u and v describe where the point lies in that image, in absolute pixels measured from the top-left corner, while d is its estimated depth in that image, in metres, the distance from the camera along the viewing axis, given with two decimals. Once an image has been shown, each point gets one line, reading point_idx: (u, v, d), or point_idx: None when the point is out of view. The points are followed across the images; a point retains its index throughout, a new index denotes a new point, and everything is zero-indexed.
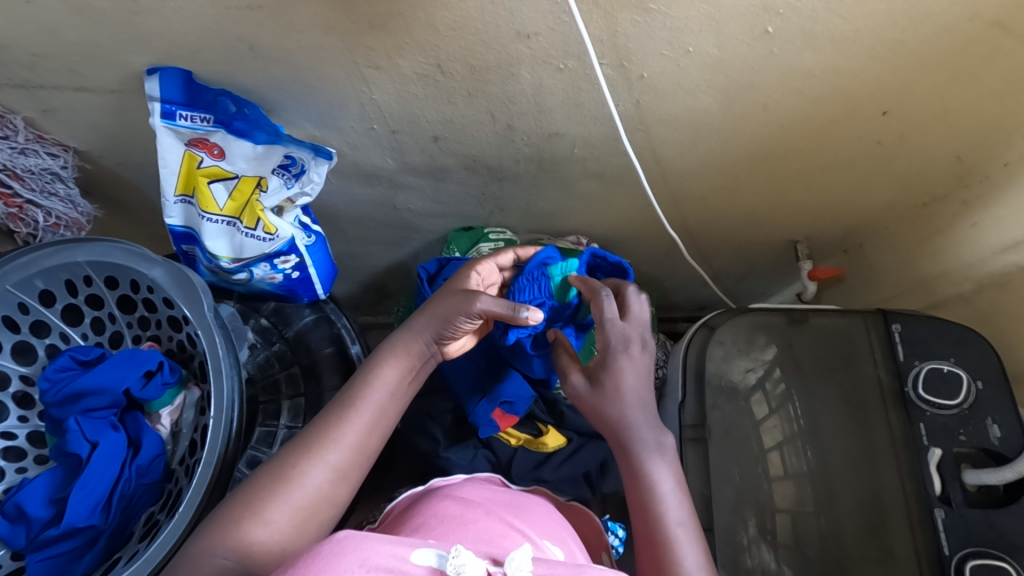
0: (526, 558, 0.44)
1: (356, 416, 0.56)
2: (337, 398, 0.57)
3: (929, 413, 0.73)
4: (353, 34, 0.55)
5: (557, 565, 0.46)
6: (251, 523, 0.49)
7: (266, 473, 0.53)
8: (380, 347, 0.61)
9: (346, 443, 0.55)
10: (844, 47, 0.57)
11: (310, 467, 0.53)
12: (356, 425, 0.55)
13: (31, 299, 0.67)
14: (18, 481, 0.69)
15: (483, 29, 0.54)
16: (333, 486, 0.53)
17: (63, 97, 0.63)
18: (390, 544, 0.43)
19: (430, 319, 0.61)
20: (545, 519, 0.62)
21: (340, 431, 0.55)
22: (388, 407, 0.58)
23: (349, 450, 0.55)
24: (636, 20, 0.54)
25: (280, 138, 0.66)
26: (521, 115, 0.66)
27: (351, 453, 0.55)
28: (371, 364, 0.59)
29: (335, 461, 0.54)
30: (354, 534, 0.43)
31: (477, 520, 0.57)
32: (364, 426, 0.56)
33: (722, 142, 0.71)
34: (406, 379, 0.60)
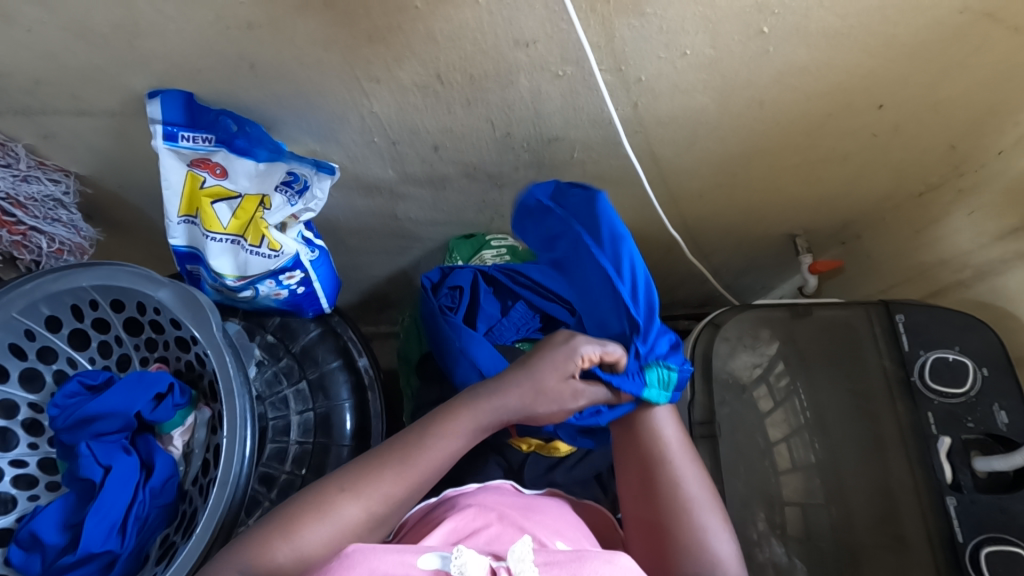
0: (527, 549, 0.46)
1: (408, 471, 0.56)
2: (399, 441, 0.58)
3: (936, 402, 0.74)
4: (353, 49, 0.55)
5: (558, 552, 0.49)
6: (279, 541, 0.51)
7: (306, 500, 0.54)
8: (450, 401, 0.61)
9: (392, 495, 0.55)
10: (839, 43, 0.58)
11: (347, 504, 0.53)
12: (408, 480, 0.56)
13: (38, 325, 0.67)
14: (30, 509, 0.68)
15: (481, 38, 0.55)
16: (366, 531, 0.54)
17: (64, 122, 0.63)
18: (396, 553, 0.46)
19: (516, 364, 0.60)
20: (558, 521, 0.62)
21: (392, 482, 0.55)
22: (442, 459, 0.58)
23: (395, 502, 0.55)
24: (633, 24, 0.54)
25: (282, 155, 0.66)
26: (520, 121, 0.67)
27: (393, 504, 0.55)
28: (441, 418, 0.59)
29: (377, 510, 0.54)
30: (362, 548, 0.46)
31: (488, 526, 0.57)
32: (410, 484, 0.56)
33: (719, 139, 0.72)
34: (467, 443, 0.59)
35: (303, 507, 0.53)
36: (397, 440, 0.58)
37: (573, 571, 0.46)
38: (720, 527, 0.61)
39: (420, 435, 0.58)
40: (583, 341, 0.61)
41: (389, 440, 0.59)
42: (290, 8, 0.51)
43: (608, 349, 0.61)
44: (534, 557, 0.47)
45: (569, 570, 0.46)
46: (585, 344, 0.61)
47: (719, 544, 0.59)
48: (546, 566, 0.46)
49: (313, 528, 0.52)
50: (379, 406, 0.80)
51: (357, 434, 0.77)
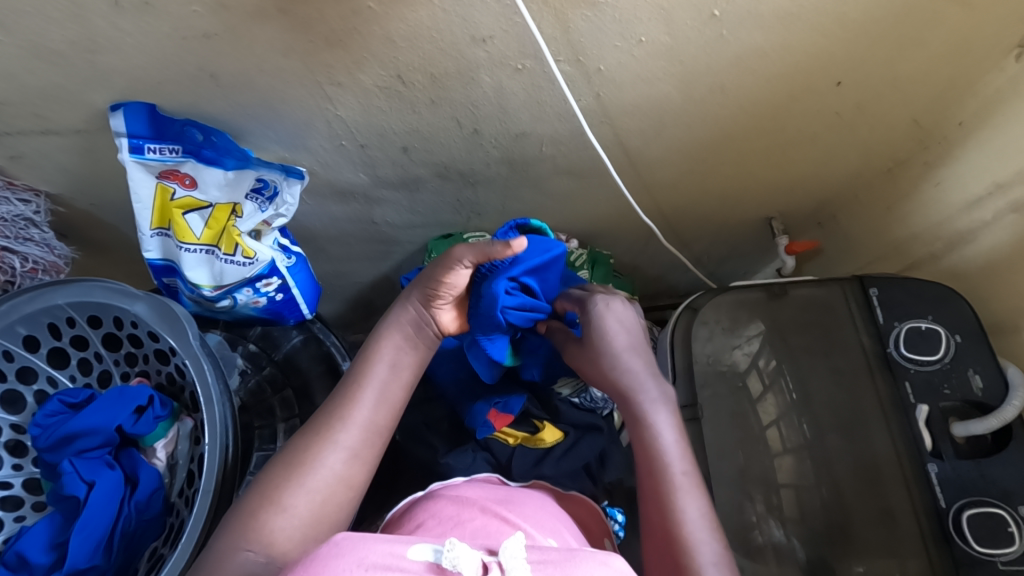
0: (521, 546, 0.45)
1: (361, 397, 0.60)
2: (343, 381, 0.61)
3: (913, 371, 0.75)
4: (312, 53, 0.56)
5: (550, 549, 0.47)
6: (269, 512, 0.52)
7: (277, 468, 0.55)
8: (375, 332, 0.66)
9: (356, 422, 0.58)
10: (791, 24, 0.59)
11: (328, 452, 0.56)
12: (365, 404, 0.60)
13: (15, 346, 0.67)
14: (17, 530, 0.68)
15: (439, 36, 0.55)
16: (348, 470, 0.56)
17: (30, 142, 0.63)
18: (385, 542, 0.45)
19: (417, 287, 0.67)
20: (539, 512, 0.62)
21: (352, 413, 0.59)
22: (392, 386, 0.62)
23: (369, 438, 0.59)
24: (587, 15, 0.55)
25: (250, 163, 0.67)
26: (487, 118, 0.68)
27: (362, 433, 0.58)
28: (367, 349, 0.64)
29: (346, 441, 0.57)
30: (351, 535, 0.44)
31: (472, 519, 0.57)
32: (371, 407, 0.60)
33: (687, 126, 0.73)
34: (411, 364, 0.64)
35: (287, 473, 0.55)
36: (339, 383, 0.62)
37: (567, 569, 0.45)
38: (690, 493, 0.60)
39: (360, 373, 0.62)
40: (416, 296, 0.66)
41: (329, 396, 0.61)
42: (245, 15, 0.51)
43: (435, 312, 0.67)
44: (527, 554, 0.46)
45: (562, 569, 0.45)
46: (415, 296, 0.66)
47: (690, 512, 0.58)
48: (539, 563, 0.45)
49: (298, 490, 0.54)
50: None
51: None
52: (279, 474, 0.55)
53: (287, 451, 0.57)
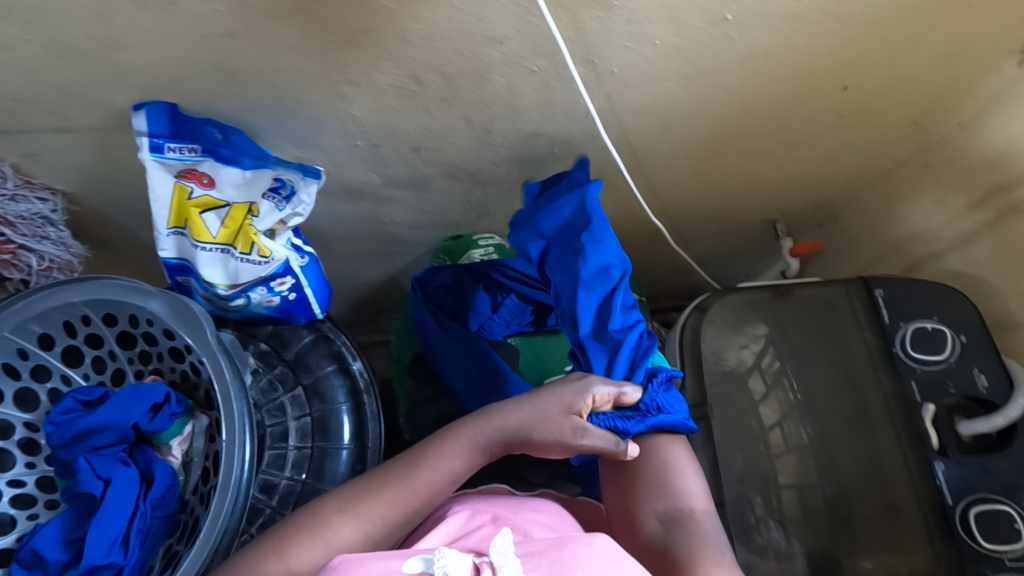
0: (508, 542, 0.47)
1: (404, 492, 0.56)
2: (399, 462, 0.58)
3: (918, 370, 0.76)
4: (329, 53, 0.57)
5: (540, 542, 0.50)
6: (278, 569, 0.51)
7: (295, 526, 0.55)
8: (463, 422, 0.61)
9: (388, 517, 0.55)
10: (798, 26, 0.60)
11: (341, 526, 0.54)
12: (406, 501, 0.56)
13: (30, 343, 0.68)
14: (30, 528, 0.68)
15: (454, 36, 0.56)
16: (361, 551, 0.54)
17: (46, 140, 0.64)
18: (382, 559, 0.47)
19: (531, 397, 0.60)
20: (546, 518, 0.61)
21: (387, 502, 0.56)
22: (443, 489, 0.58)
23: (391, 527, 0.55)
24: (599, 16, 0.56)
25: (267, 161, 0.68)
26: (498, 118, 0.69)
27: (387, 526, 0.55)
28: (446, 435, 0.60)
29: (370, 530, 0.55)
30: (347, 558, 0.48)
31: (476, 528, 0.57)
32: (407, 510, 0.56)
33: (695, 125, 0.74)
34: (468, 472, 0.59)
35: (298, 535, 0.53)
36: (404, 458, 0.59)
37: (555, 559, 0.47)
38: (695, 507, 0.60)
39: (418, 459, 0.58)
40: (596, 380, 0.61)
41: (388, 463, 0.59)
42: (266, 15, 0.52)
43: (624, 391, 0.61)
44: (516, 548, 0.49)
45: (552, 560, 0.47)
46: (600, 383, 0.60)
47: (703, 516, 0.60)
48: (528, 556, 0.48)
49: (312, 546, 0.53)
50: (375, 407, 0.80)
51: (354, 435, 0.78)
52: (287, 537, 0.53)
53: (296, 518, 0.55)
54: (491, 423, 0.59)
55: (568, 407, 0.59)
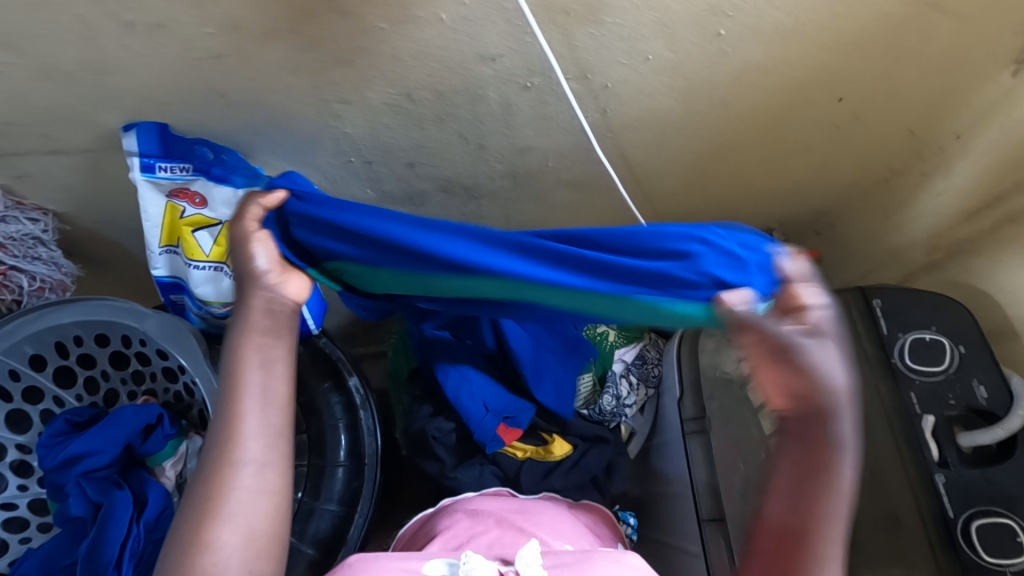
0: (534, 553, 0.49)
1: (246, 406, 0.55)
2: (225, 388, 0.56)
3: (917, 381, 0.75)
4: (322, 73, 0.56)
5: (564, 554, 0.52)
6: (204, 553, 0.50)
7: (194, 502, 0.52)
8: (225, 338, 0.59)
9: (248, 435, 0.54)
10: (792, 40, 0.60)
11: (235, 475, 0.53)
12: (256, 414, 0.55)
13: (21, 364, 0.67)
14: (22, 552, 0.68)
15: (447, 55, 0.56)
16: (264, 481, 0.54)
17: (38, 162, 0.63)
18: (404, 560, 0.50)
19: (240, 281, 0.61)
20: (553, 520, 0.64)
21: (243, 426, 0.54)
22: (273, 385, 0.57)
23: (268, 441, 0.55)
24: (593, 33, 0.56)
25: (260, 179, 0.65)
26: (493, 134, 0.68)
27: (263, 441, 0.55)
28: (230, 346, 0.58)
29: (248, 456, 0.54)
30: (364, 558, 0.50)
31: (487, 531, 0.59)
32: (261, 417, 0.56)
33: (691, 136, 0.73)
34: (279, 352, 0.59)
35: (200, 518, 0.51)
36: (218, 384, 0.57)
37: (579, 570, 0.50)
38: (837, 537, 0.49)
39: (230, 375, 0.56)
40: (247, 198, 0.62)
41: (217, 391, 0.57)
42: (256, 37, 0.52)
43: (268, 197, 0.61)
44: (543, 560, 0.51)
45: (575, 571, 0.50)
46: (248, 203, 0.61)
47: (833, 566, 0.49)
48: (555, 567, 0.50)
49: (231, 523, 0.51)
50: (371, 421, 0.81)
51: (352, 454, 0.78)
52: (189, 526, 0.51)
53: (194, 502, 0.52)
54: (240, 328, 0.58)
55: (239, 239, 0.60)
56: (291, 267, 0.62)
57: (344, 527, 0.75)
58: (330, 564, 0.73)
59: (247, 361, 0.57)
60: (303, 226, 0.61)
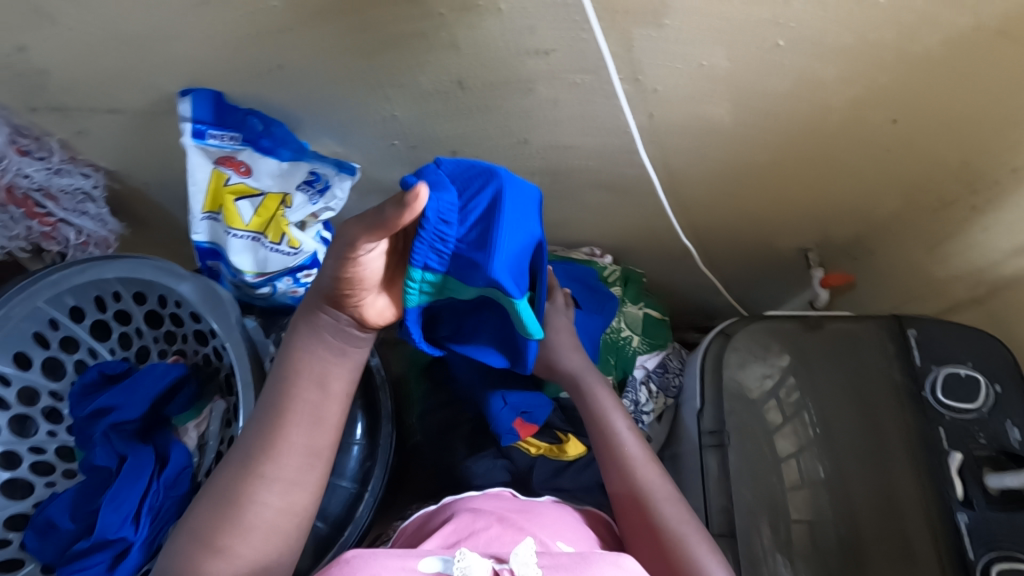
0: (530, 552, 0.48)
1: (292, 419, 0.55)
2: (277, 395, 0.55)
3: (948, 417, 0.73)
4: (378, 55, 0.57)
5: (562, 556, 0.50)
6: (214, 560, 0.50)
7: (217, 505, 0.52)
8: (287, 337, 0.58)
9: (287, 450, 0.54)
10: (853, 58, 0.59)
11: (262, 490, 0.52)
12: (300, 427, 0.55)
13: (61, 315, 0.69)
14: (47, 495, 0.70)
15: (503, 46, 0.56)
16: (294, 500, 0.54)
17: (95, 119, 0.65)
18: (398, 558, 0.49)
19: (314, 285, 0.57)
20: (557, 522, 0.63)
21: (285, 440, 0.54)
22: (321, 404, 0.56)
23: (304, 459, 0.55)
24: (651, 35, 0.55)
25: (305, 155, 0.67)
26: (537, 128, 0.68)
27: (300, 458, 0.55)
28: (290, 351, 0.57)
29: (280, 473, 0.53)
30: (362, 553, 0.49)
31: (487, 528, 0.58)
32: (306, 431, 0.55)
33: (736, 147, 0.72)
34: (335, 368, 0.57)
35: (223, 524, 0.51)
36: (268, 388, 0.56)
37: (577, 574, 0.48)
38: (670, 511, 0.64)
39: (284, 382, 0.56)
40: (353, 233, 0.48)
41: (268, 394, 0.56)
42: (319, 12, 0.52)
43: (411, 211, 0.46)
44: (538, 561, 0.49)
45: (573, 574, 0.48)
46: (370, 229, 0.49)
47: (668, 510, 0.64)
48: (550, 570, 0.48)
49: (249, 536, 0.51)
50: (389, 406, 0.82)
51: (368, 432, 0.80)
52: (205, 526, 0.51)
53: (215, 502, 0.52)
54: (314, 334, 0.56)
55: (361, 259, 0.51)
56: (394, 284, 0.56)
57: (354, 505, 0.77)
58: (338, 539, 0.74)
59: (302, 374, 0.56)
60: (449, 202, 0.52)
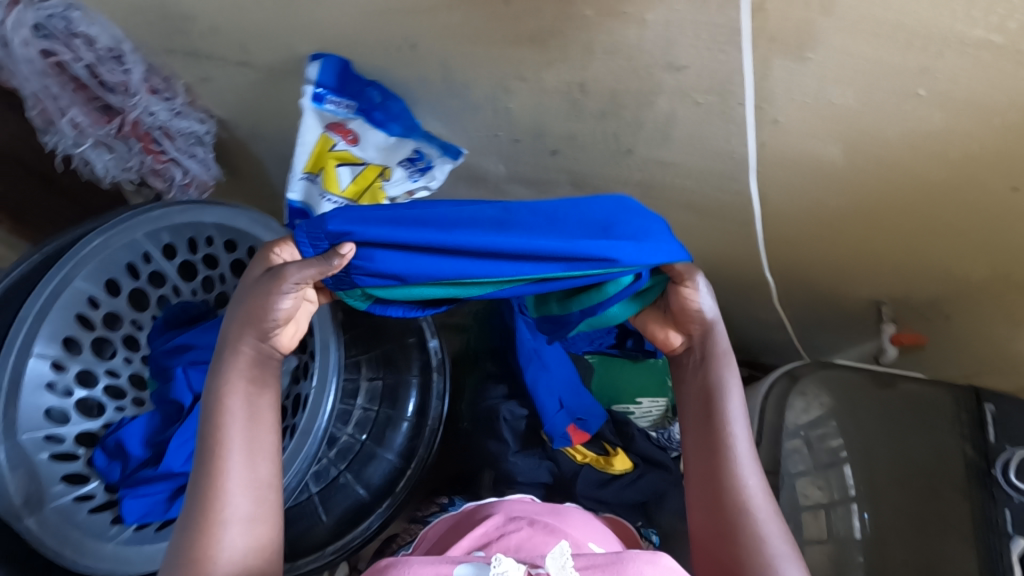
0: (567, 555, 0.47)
1: (229, 456, 0.52)
2: (210, 442, 0.53)
3: (1017, 501, 0.69)
4: (512, 47, 0.57)
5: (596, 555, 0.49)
6: None
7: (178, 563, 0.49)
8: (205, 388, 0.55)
9: (234, 486, 0.51)
10: (993, 120, 0.57)
11: (222, 534, 0.49)
12: (240, 459, 0.52)
13: (155, 250, 0.72)
14: (117, 419, 0.73)
15: (637, 56, 0.56)
16: (260, 529, 0.51)
17: (223, 69, 0.67)
18: (429, 565, 0.47)
19: (239, 321, 0.56)
20: (587, 528, 0.62)
21: (229, 477, 0.51)
22: (258, 434, 0.54)
23: (257, 489, 0.52)
24: (791, 66, 0.54)
25: (414, 132, 0.68)
26: (644, 141, 0.68)
27: (249, 489, 0.52)
28: (211, 398, 0.54)
29: (234, 510, 0.50)
30: (395, 562, 0.48)
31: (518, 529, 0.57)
32: (248, 464, 0.52)
33: (841, 189, 0.70)
34: (260, 397, 0.56)
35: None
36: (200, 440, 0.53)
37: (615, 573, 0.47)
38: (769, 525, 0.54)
39: (214, 427, 0.53)
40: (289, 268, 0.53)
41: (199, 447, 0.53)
42: None
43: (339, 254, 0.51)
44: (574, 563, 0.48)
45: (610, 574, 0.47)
46: (291, 268, 0.53)
47: (775, 544, 0.53)
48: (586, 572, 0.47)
49: None
50: (441, 387, 0.82)
51: (418, 411, 0.81)
52: None
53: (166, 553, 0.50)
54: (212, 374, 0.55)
55: (277, 292, 0.54)
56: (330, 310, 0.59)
57: (394, 479, 0.79)
58: (374, 508, 0.78)
59: (231, 413, 0.53)
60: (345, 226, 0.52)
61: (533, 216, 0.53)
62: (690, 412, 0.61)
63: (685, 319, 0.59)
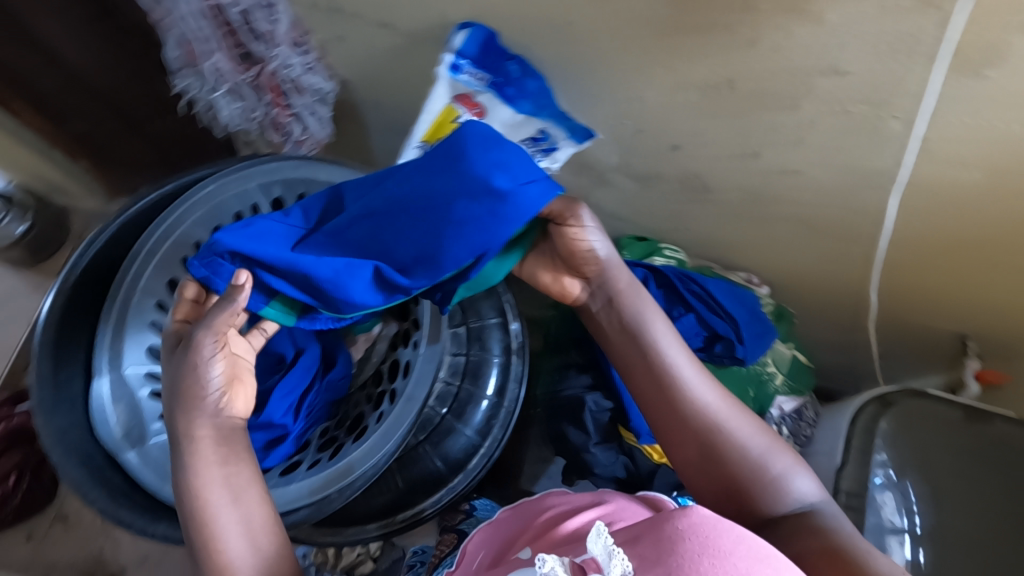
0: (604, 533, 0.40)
1: (213, 513, 0.53)
2: (190, 513, 0.54)
3: None
4: (671, 35, 0.57)
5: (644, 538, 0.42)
6: None
7: None
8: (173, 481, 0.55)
9: (228, 534, 0.53)
10: None
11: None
12: (224, 509, 0.53)
13: (263, 203, 0.72)
14: None
15: (800, 56, 0.55)
16: (273, 553, 0.53)
17: (362, 30, 0.67)
18: None
19: (181, 412, 0.55)
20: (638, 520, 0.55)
21: (221, 527, 0.53)
22: (238, 480, 0.55)
23: (252, 526, 0.54)
24: (963, 82, 0.52)
25: (543, 112, 0.68)
26: (772, 145, 0.66)
27: (242, 528, 0.53)
28: (180, 483, 0.54)
29: (239, 552, 0.52)
30: None
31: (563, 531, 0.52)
32: (235, 507, 0.54)
33: (976, 225, 0.66)
34: (232, 457, 0.56)
35: None
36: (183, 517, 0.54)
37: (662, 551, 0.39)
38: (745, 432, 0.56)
39: (191, 502, 0.54)
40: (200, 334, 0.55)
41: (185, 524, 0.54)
42: None
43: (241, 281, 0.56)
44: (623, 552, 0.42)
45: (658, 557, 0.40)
46: (201, 334, 0.54)
47: (778, 460, 0.55)
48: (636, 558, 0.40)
49: None
50: (520, 369, 0.82)
51: (498, 390, 0.80)
52: None
53: None
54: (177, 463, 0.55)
55: (203, 362, 0.55)
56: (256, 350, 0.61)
57: (471, 454, 0.79)
58: (449, 482, 0.78)
59: (203, 484, 0.54)
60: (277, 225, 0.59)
61: (400, 189, 0.56)
62: (640, 368, 0.60)
63: (578, 263, 0.60)
